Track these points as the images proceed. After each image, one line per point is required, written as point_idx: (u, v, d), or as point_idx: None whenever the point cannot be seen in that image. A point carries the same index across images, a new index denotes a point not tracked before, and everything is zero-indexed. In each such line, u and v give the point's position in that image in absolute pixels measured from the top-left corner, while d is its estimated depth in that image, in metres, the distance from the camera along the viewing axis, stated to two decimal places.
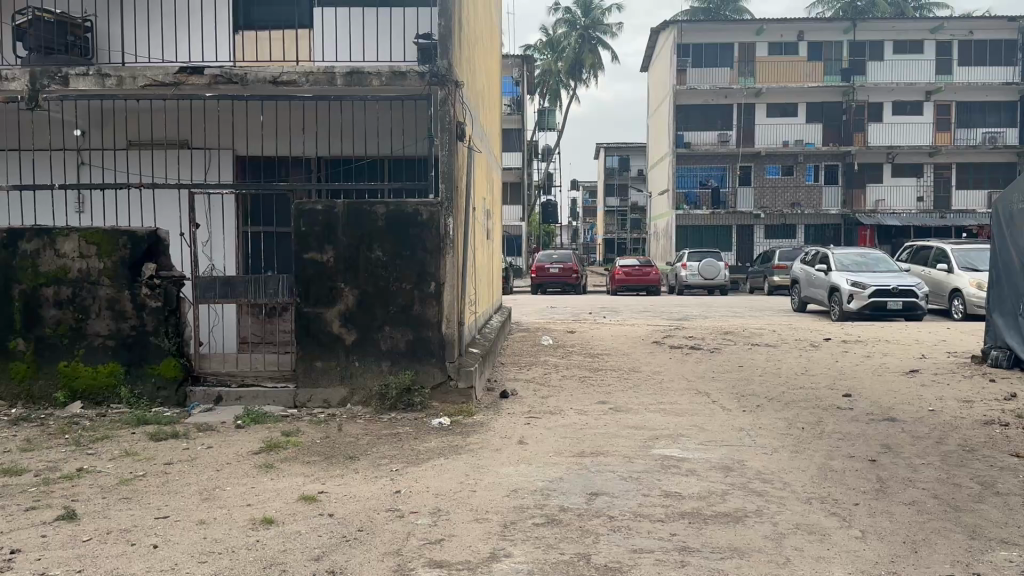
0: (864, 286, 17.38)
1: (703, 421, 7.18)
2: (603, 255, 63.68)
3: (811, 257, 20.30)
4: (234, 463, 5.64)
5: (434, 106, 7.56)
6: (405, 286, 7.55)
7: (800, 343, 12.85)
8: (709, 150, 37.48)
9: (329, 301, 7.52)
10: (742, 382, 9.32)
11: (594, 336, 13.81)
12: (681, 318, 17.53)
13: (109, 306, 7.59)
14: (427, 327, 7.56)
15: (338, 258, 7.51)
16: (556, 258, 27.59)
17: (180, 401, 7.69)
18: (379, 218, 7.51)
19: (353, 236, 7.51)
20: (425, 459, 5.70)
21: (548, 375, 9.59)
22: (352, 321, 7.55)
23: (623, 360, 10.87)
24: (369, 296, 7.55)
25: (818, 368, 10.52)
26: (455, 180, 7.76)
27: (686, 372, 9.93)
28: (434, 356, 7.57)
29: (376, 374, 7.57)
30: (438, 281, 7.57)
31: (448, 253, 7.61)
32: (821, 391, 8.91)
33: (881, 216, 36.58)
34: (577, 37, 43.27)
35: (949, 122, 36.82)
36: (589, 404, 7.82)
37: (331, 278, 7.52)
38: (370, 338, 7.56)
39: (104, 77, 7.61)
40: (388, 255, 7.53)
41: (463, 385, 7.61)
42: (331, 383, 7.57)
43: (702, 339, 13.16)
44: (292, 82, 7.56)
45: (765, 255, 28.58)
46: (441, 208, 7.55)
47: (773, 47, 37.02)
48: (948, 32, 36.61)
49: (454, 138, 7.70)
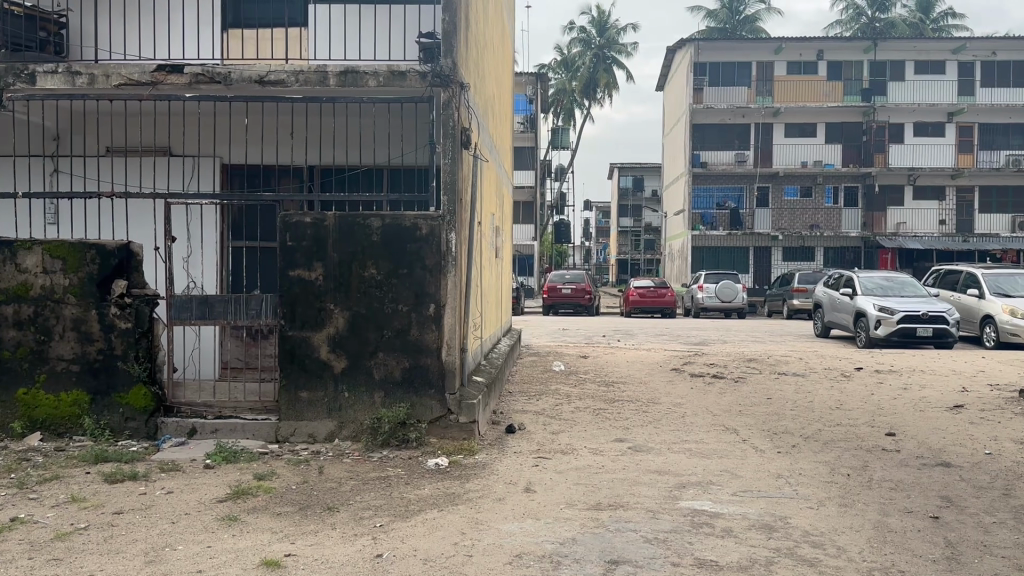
0: (893, 311, 16.48)
1: (734, 464, 6.35)
2: (616, 276, 62.91)
3: (834, 280, 19.41)
4: (192, 514, 4.86)
5: (436, 109, 6.82)
6: (401, 308, 6.79)
7: (829, 373, 11.95)
8: (725, 170, 36.68)
9: (317, 323, 6.77)
10: (771, 417, 8.46)
11: (608, 362, 13.01)
12: (699, 343, 16.69)
13: (74, 326, 6.86)
14: (425, 355, 6.78)
15: (327, 276, 6.76)
16: (568, 278, 26.78)
17: (150, 434, 6.95)
18: (373, 232, 6.76)
19: (344, 251, 6.77)
20: (414, 512, 4.90)
21: (560, 406, 8.76)
22: (342, 347, 6.79)
23: (640, 390, 10.06)
24: (361, 319, 6.78)
25: (853, 402, 9.65)
26: (460, 191, 7.01)
27: (710, 404, 9.10)
28: (432, 387, 6.78)
29: (368, 407, 6.78)
30: (439, 302, 6.80)
31: (449, 272, 6.83)
32: (861, 430, 8.05)
33: (903, 239, 35.57)
34: (591, 56, 42.78)
35: (972, 143, 35.89)
36: (605, 441, 6.99)
37: (320, 297, 6.76)
38: (362, 366, 6.79)
39: (75, 75, 6.94)
40: (383, 274, 6.77)
41: (465, 419, 6.79)
42: (317, 416, 6.79)
43: (724, 367, 12.31)
44: (280, 82, 6.84)
45: (785, 278, 27.70)
46: (443, 221, 6.79)
47: (791, 66, 36.37)
48: (970, 52, 35.80)
49: (460, 145, 6.95)
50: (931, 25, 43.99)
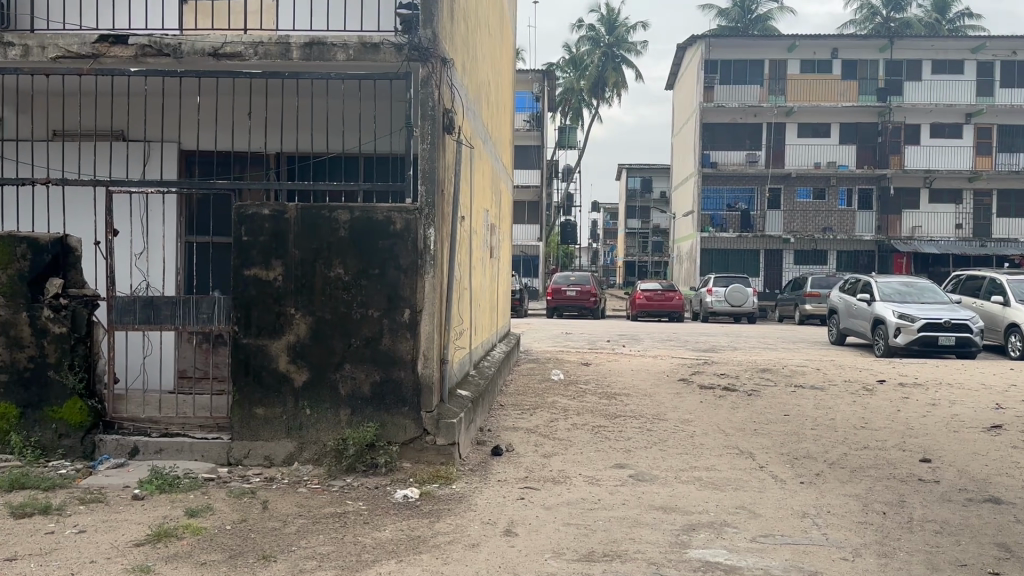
0: (913, 318, 15.55)
1: (751, 500, 5.46)
2: (622, 279, 62.03)
3: (850, 285, 18.48)
4: (100, 561, 4.02)
5: (414, 88, 5.99)
6: (371, 314, 5.94)
7: (850, 386, 11.05)
8: (736, 170, 35.73)
9: (275, 330, 5.94)
10: (790, 439, 7.57)
11: (612, 370, 12.17)
12: (708, 350, 15.82)
13: (2, 330, 6.03)
14: (399, 367, 5.94)
15: (287, 276, 5.93)
16: (574, 280, 25.88)
17: (87, 454, 6.13)
18: (341, 227, 5.93)
19: (306, 249, 5.93)
20: (368, 564, 4.05)
21: (555, 422, 7.91)
22: (304, 357, 5.94)
23: (644, 403, 9.19)
24: (326, 327, 5.94)
25: (879, 420, 8.75)
26: (442, 181, 6.18)
27: (722, 422, 8.23)
28: (405, 404, 5.93)
29: (332, 427, 5.94)
30: (415, 306, 5.94)
31: (427, 273, 5.97)
32: (892, 455, 7.15)
33: (918, 243, 34.50)
34: (600, 55, 41.95)
35: (991, 146, 34.86)
36: (603, 468, 6.12)
37: (279, 300, 5.93)
38: (326, 380, 5.94)
39: (7, 47, 6.12)
40: (351, 274, 5.93)
41: (443, 442, 5.91)
42: (274, 435, 5.96)
43: (735, 378, 11.41)
44: (236, 54, 6.02)
45: (796, 283, 26.74)
46: (421, 214, 5.95)
47: (805, 65, 35.45)
48: (989, 52, 34.81)
49: (442, 130, 6.11)
50: (948, 26, 42.98)
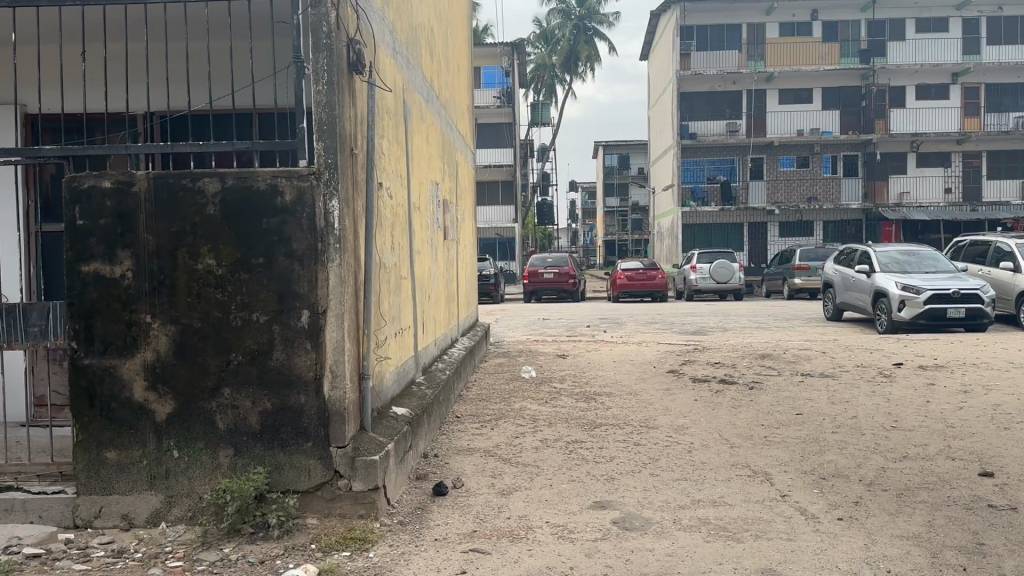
0: (919, 290, 14.15)
1: (779, 558, 3.97)
2: (603, 258, 60.84)
3: (845, 256, 17.05)
4: None
5: (302, 10, 4.41)
6: (257, 320, 4.36)
7: (866, 372, 9.63)
8: (717, 141, 34.24)
9: (126, 344, 4.39)
10: (812, 449, 6.13)
11: (591, 362, 10.71)
12: (696, 332, 14.40)
13: None
14: (297, 390, 4.37)
15: (139, 272, 4.39)
16: (551, 262, 24.38)
17: None
18: (210, 201, 4.36)
19: (163, 232, 4.37)
20: None
21: (522, 439, 6.39)
22: (167, 382, 4.39)
23: (629, 406, 7.71)
24: (196, 340, 4.37)
25: (911, 417, 7.31)
26: (349, 138, 4.59)
27: (723, 428, 6.76)
28: (308, 439, 4.37)
29: (208, 474, 4.40)
30: (316, 306, 4.35)
31: (332, 260, 4.37)
32: (942, 467, 5.69)
33: (907, 211, 33.29)
34: (571, 28, 40.21)
35: (979, 106, 33.54)
36: (579, 511, 4.61)
37: (130, 306, 4.39)
38: (197, 409, 4.39)
39: None
40: (225, 265, 4.36)
41: (362, 487, 4.35)
42: (134, 487, 4.43)
43: (733, 367, 9.96)
44: None
45: (784, 255, 25.32)
46: (320, 180, 4.35)
47: (784, 28, 34.04)
48: (975, 8, 33.53)
49: (344, 67, 4.50)
50: None
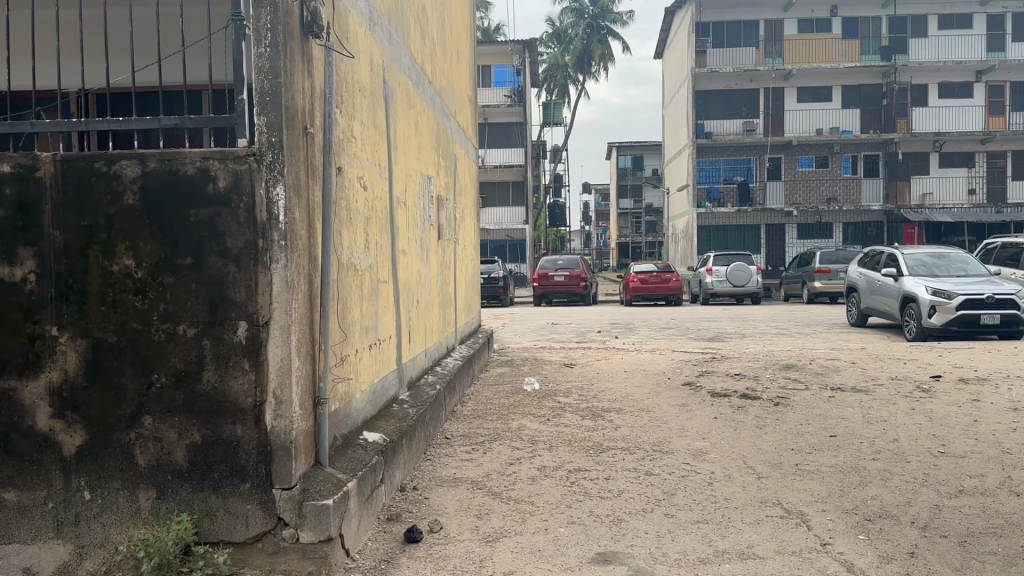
0: (950, 295, 13.21)
1: None
2: (616, 261, 59.97)
3: (870, 259, 16.11)
4: None
5: None
6: (185, 332, 3.58)
7: (902, 386, 8.74)
8: (733, 140, 33.27)
9: (28, 363, 3.62)
10: (853, 481, 5.29)
11: (599, 372, 9.89)
12: (713, 339, 13.53)
13: None
14: (232, 420, 3.57)
15: (44, 276, 3.62)
16: (562, 264, 23.51)
17: None
18: (126, 188, 3.59)
19: (73, 227, 3.61)
20: None
21: (516, 466, 5.57)
22: (77, 407, 3.63)
23: (640, 425, 6.90)
24: (112, 358, 3.60)
25: (962, 440, 6.43)
26: (301, 115, 3.78)
27: (748, 454, 5.93)
28: (248, 478, 3.58)
29: (126, 518, 3.62)
30: (255, 317, 3.55)
31: (276, 262, 3.54)
32: (1008, 506, 4.83)
33: (929, 211, 32.37)
34: (584, 27, 39.45)
35: (1004, 105, 32.44)
36: (579, 568, 3.77)
37: (33, 316, 3.62)
38: (113, 440, 3.62)
39: None
40: (145, 268, 3.59)
41: (311, 539, 3.53)
42: (35, 534, 3.67)
43: (754, 379, 9.12)
44: None
45: (802, 258, 24.36)
46: (261, 163, 3.56)
47: (803, 24, 33.10)
48: (999, 4, 32.50)
49: (292, 29, 3.71)
50: None
